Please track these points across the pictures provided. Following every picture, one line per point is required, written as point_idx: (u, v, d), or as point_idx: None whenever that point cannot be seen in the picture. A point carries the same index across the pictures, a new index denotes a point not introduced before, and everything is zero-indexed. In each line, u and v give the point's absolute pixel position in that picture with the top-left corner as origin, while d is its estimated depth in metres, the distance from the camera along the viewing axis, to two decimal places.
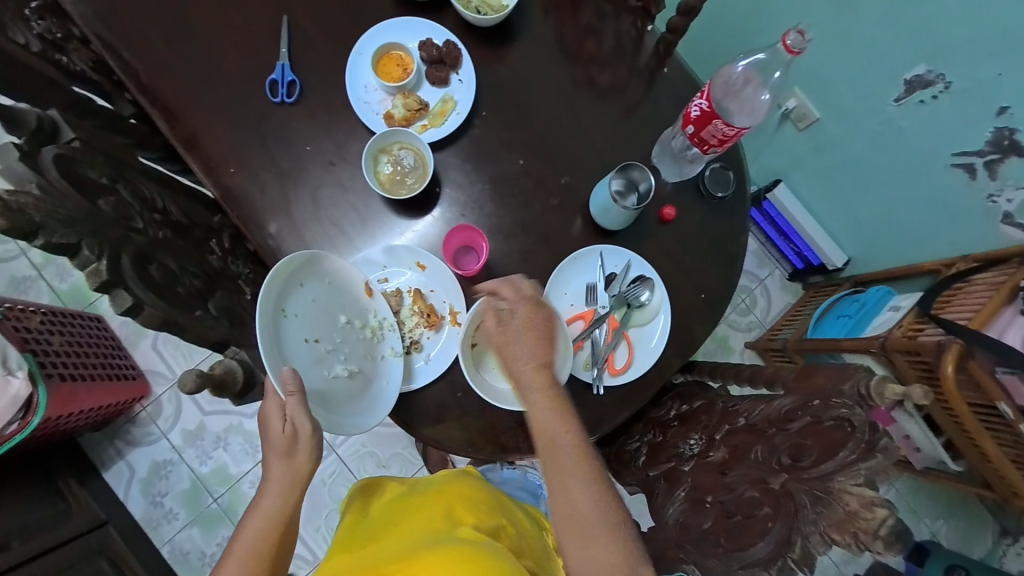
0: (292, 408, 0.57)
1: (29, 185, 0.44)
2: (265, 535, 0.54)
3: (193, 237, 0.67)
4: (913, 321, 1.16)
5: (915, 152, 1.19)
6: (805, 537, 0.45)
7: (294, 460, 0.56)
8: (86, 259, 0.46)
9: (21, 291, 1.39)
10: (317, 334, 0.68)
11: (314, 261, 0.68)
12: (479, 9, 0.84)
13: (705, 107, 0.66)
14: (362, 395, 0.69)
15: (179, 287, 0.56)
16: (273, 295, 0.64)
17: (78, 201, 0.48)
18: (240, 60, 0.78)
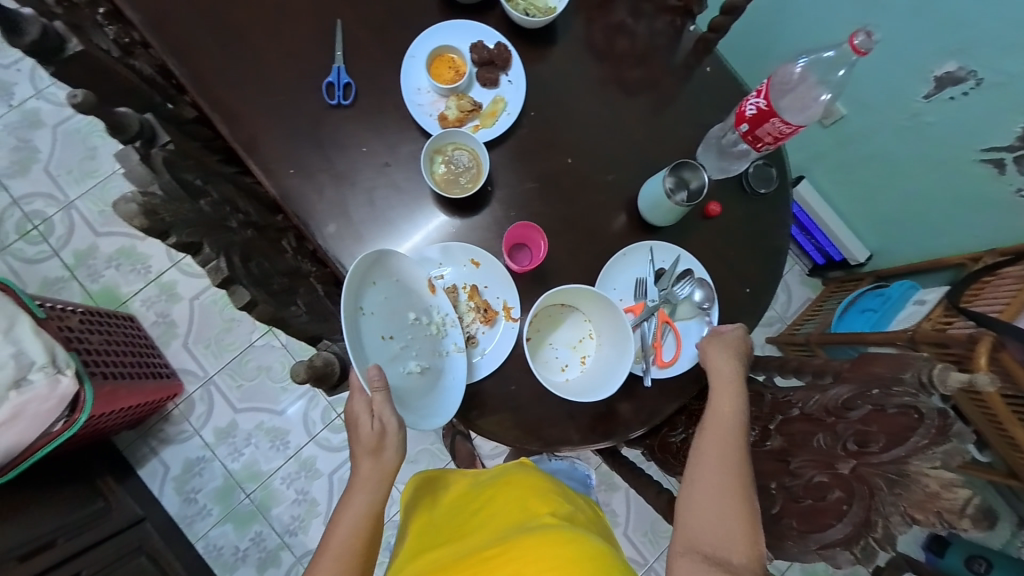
0: (378, 405, 0.62)
1: (150, 191, 0.46)
2: (354, 532, 0.58)
3: (265, 238, 0.71)
4: (942, 313, 1.18)
5: (943, 148, 1.20)
6: (885, 517, 0.50)
7: (382, 458, 0.62)
8: (207, 255, 0.49)
9: (53, 292, 1.37)
10: (391, 332, 0.70)
11: (384, 260, 0.69)
12: (526, 11, 0.86)
13: (763, 105, 0.71)
14: (433, 390, 0.72)
15: (270, 283, 0.59)
16: (352, 295, 0.67)
17: (185, 206, 0.50)
18: (298, 62, 0.80)
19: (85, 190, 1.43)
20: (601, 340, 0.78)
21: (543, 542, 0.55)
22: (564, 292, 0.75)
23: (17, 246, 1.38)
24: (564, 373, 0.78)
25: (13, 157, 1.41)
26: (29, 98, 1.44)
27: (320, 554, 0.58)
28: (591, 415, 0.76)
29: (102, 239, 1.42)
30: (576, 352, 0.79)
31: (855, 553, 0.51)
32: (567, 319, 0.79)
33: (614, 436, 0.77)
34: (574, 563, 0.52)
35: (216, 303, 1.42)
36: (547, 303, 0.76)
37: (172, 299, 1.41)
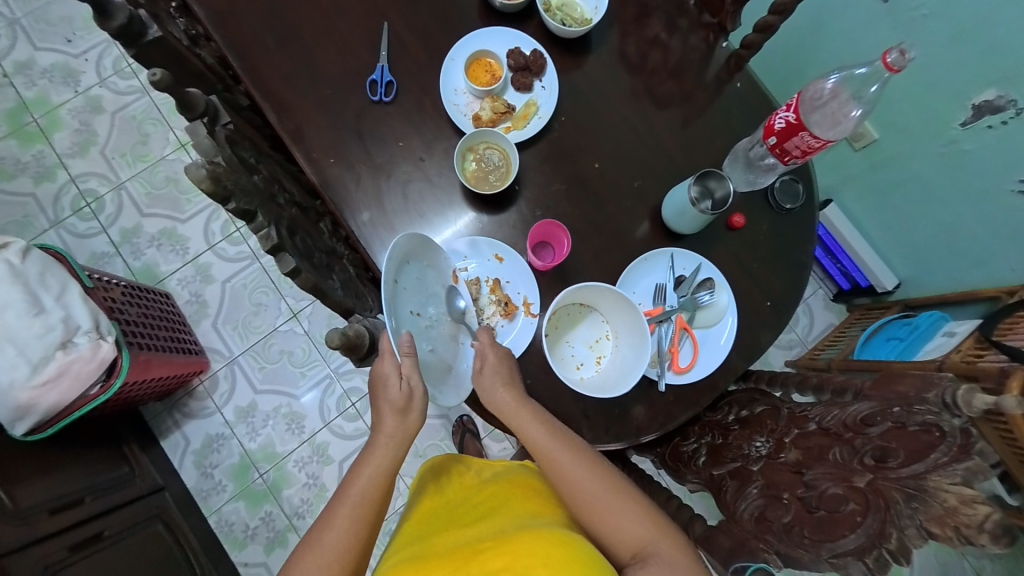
0: (410, 370, 0.64)
1: (215, 161, 0.51)
2: (371, 485, 0.63)
3: (308, 219, 0.75)
4: (973, 345, 1.15)
5: (980, 176, 1.18)
6: (901, 529, 0.49)
7: (407, 418, 0.65)
8: (260, 224, 0.53)
9: (100, 266, 1.46)
10: (418, 309, 0.70)
11: (422, 243, 0.71)
12: (563, 21, 0.90)
13: (792, 119, 0.72)
14: (447, 372, 0.73)
15: (314, 259, 0.62)
16: (392, 266, 0.65)
17: (241, 177, 0.54)
18: (344, 58, 0.85)
19: (136, 172, 1.52)
20: (618, 341, 0.79)
21: (543, 541, 0.55)
22: (585, 290, 0.76)
23: (71, 221, 1.48)
24: (578, 371, 0.80)
25: (74, 139, 1.52)
26: (93, 86, 1.55)
27: (337, 501, 0.62)
28: (604, 414, 0.77)
29: (146, 219, 1.50)
30: (592, 352, 0.80)
31: (868, 563, 0.51)
32: (587, 318, 0.81)
33: (626, 438, 0.77)
34: (571, 566, 0.52)
35: (246, 286, 1.48)
36: (565, 301, 0.77)
37: (206, 280, 1.48)
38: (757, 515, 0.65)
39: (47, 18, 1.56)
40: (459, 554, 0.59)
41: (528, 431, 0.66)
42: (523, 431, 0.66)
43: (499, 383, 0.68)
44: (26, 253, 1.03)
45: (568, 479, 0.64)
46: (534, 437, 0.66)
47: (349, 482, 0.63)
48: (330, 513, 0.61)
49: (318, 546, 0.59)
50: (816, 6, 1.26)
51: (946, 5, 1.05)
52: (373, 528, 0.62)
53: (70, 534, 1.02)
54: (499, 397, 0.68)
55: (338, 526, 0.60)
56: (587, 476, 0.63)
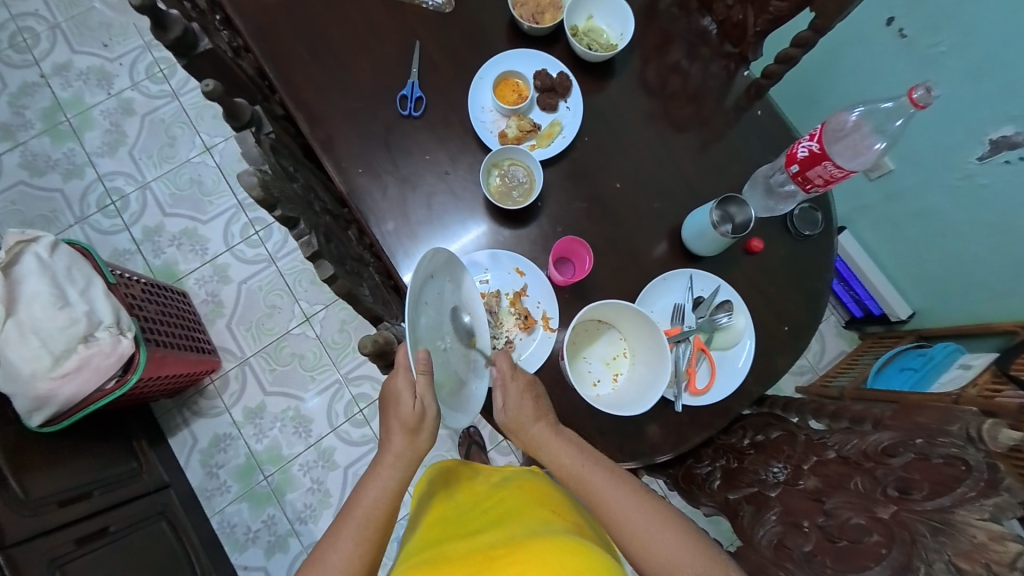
0: (425, 390, 0.61)
1: (262, 168, 0.52)
2: (377, 506, 0.62)
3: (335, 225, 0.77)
4: (989, 378, 1.15)
5: (998, 209, 1.19)
6: (927, 563, 0.46)
7: (417, 438, 0.64)
8: (302, 231, 0.55)
9: (121, 262, 1.49)
10: (439, 327, 0.67)
11: (445, 259, 0.68)
12: (588, 46, 0.93)
13: (815, 148, 0.73)
14: (461, 394, 0.70)
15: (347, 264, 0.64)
16: (421, 280, 0.64)
17: (281, 181, 0.56)
18: (378, 76, 0.90)
19: (162, 173, 1.56)
20: (635, 359, 0.80)
21: (555, 549, 0.55)
22: (604, 307, 0.77)
23: (95, 218, 1.51)
24: (595, 389, 0.79)
25: (104, 139, 1.57)
26: (126, 89, 1.60)
27: (343, 520, 0.61)
28: (618, 433, 0.77)
29: (168, 219, 1.53)
30: (609, 369, 0.80)
31: None
32: (605, 336, 0.81)
33: (640, 458, 0.77)
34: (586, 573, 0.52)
35: (262, 287, 1.50)
36: (584, 317, 0.78)
37: (223, 281, 1.50)
38: (774, 542, 0.63)
39: (87, 23, 1.62)
40: (469, 561, 0.58)
41: (554, 451, 0.66)
42: (555, 458, 0.65)
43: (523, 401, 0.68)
44: (54, 247, 1.05)
45: (595, 499, 0.62)
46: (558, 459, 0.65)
47: (353, 501, 0.63)
48: (334, 534, 0.60)
49: (324, 566, 0.58)
50: (832, 40, 1.30)
51: (963, 42, 1.08)
52: (377, 550, 0.61)
53: (75, 527, 1.02)
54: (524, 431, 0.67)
55: (344, 546, 0.59)
56: (614, 495, 0.62)
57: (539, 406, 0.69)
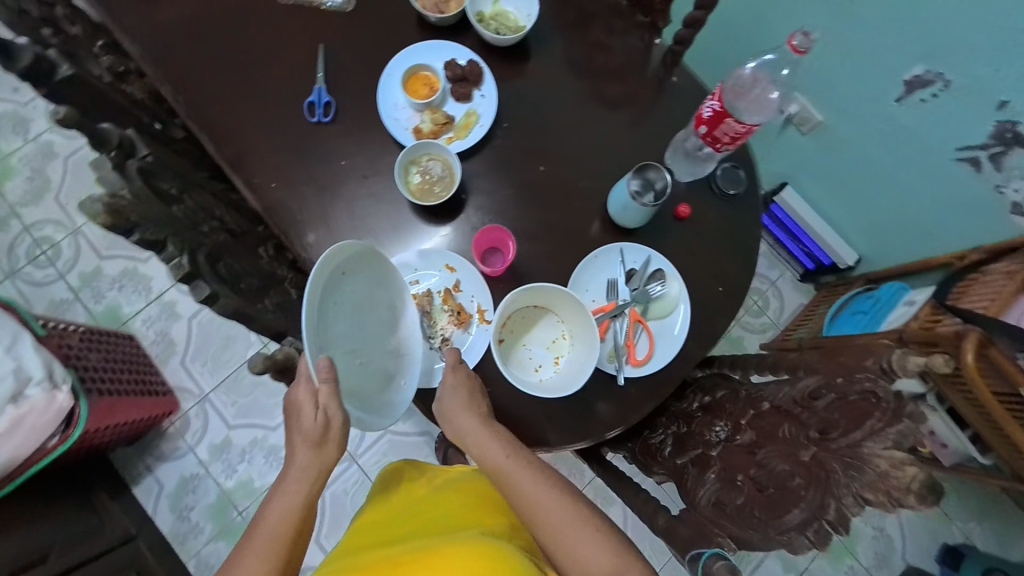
0: (328, 398, 0.60)
1: (120, 193, 0.48)
2: (285, 520, 0.60)
3: (245, 244, 0.74)
4: (929, 312, 1.20)
5: (922, 145, 1.23)
6: (839, 499, 0.47)
7: (325, 450, 0.63)
8: (171, 254, 0.53)
9: (60, 313, 1.42)
10: (352, 326, 0.67)
11: (359, 254, 0.67)
12: (497, 31, 0.92)
13: (717, 107, 0.74)
14: (384, 391, 0.70)
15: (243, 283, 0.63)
16: (326, 278, 0.62)
17: (156, 204, 0.52)
18: (285, 86, 0.87)
19: None
20: (574, 340, 0.79)
21: (470, 552, 0.53)
22: (536, 291, 0.77)
23: (26, 271, 1.44)
24: (538, 374, 0.79)
25: (27, 187, 1.49)
26: (43, 131, 1.52)
27: (249, 537, 0.59)
28: (568, 416, 0.77)
29: (106, 261, 1.47)
30: (550, 352, 0.80)
31: (809, 537, 0.48)
32: (543, 321, 0.81)
33: (591, 437, 0.77)
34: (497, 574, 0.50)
35: (214, 319, 1.45)
36: (518, 304, 0.78)
37: (172, 317, 1.45)
38: (715, 500, 0.63)
39: None
40: (382, 566, 0.57)
41: (490, 454, 0.66)
42: (487, 458, 0.66)
43: (465, 410, 0.69)
44: None
45: (532, 505, 0.62)
46: (498, 460, 0.65)
47: (260, 517, 0.60)
48: (241, 550, 0.58)
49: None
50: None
51: None
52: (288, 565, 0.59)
53: None
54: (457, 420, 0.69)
55: (248, 562, 0.57)
56: (551, 500, 0.61)
57: (480, 409, 0.69)
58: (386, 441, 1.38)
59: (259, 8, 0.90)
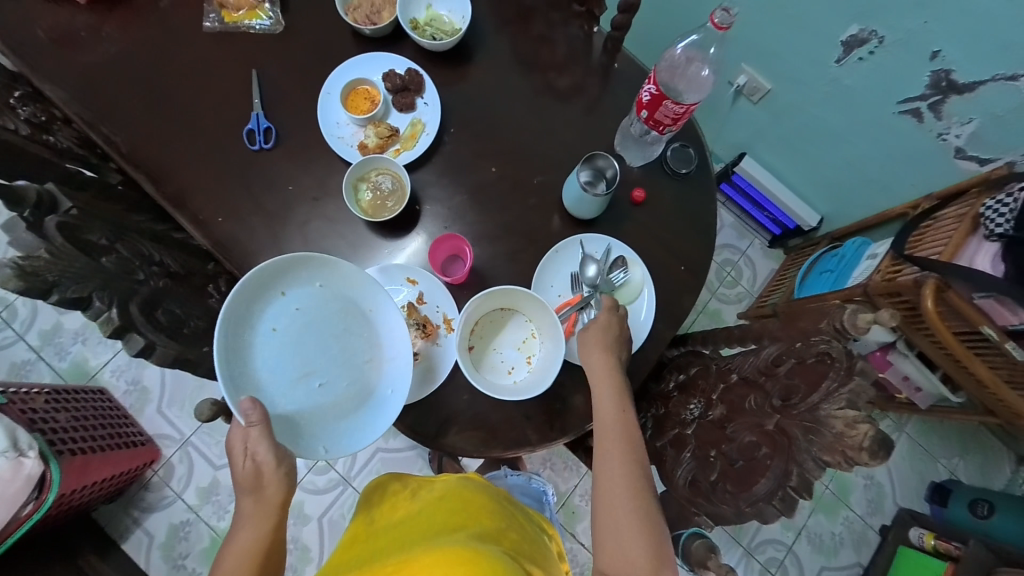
0: (255, 440, 0.61)
1: (34, 256, 0.47)
2: (246, 555, 0.60)
3: (193, 285, 0.72)
4: (889, 264, 1.23)
5: (866, 102, 1.26)
6: (801, 465, 0.48)
7: (263, 493, 0.61)
8: (98, 309, 0.50)
9: (23, 375, 1.35)
10: (298, 351, 0.72)
11: (285, 279, 0.72)
12: (434, 36, 0.91)
13: (654, 91, 0.75)
14: (352, 408, 0.72)
15: (184, 327, 0.62)
16: (251, 307, 0.70)
17: (84, 258, 0.51)
18: (221, 116, 0.85)
19: None
20: (544, 337, 0.79)
21: (441, 558, 0.54)
22: (500, 294, 0.77)
23: None
24: (511, 376, 0.79)
25: None
26: None
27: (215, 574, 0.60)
28: (546, 411, 0.78)
29: (65, 315, 1.41)
30: (522, 352, 0.80)
31: (775, 506, 0.50)
32: (511, 322, 0.81)
33: (573, 431, 0.78)
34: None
35: None
36: (483, 308, 0.78)
37: (142, 364, 1.40)
38: (691, 478, 0.64)
39: None
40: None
41: (605, 407, 0.69)
42: (602, 408, 0.70)
43: (601, 362, 0.72)
44: None
45: (608, 466, 0.65)
46: (608, 415, 0.69)
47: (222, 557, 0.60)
48: None
49: None
50: None
51: None
52: None
53: None
54: (601, 398, 0.70)
55: None
56: (626, 468, 0.65)
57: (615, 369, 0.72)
58: (380, 459, 1.37)
59: (186, 38, 0.88)
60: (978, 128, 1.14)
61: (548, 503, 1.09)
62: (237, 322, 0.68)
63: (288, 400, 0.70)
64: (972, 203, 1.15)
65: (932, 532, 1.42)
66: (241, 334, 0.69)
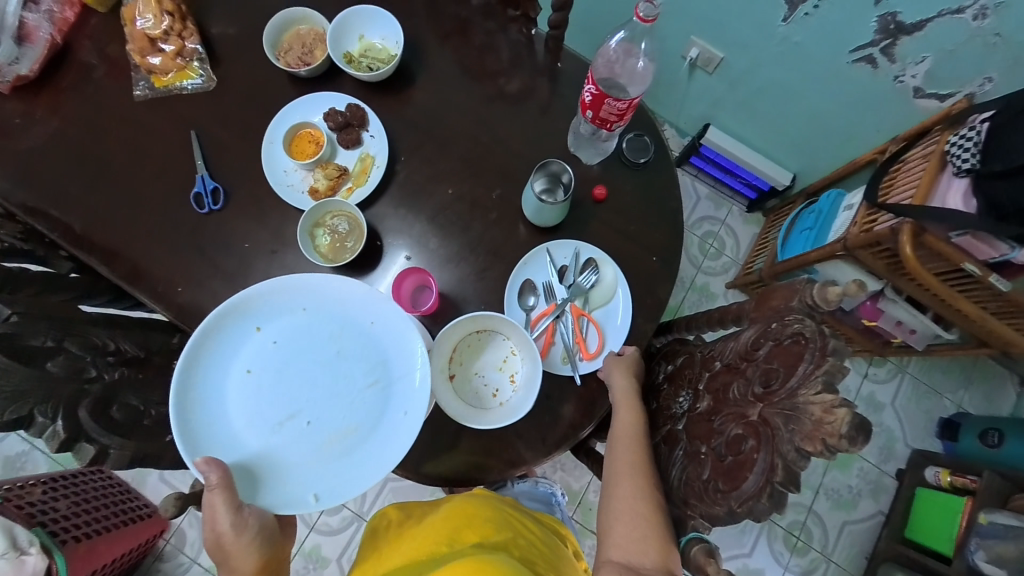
0: (216, 504, 0.59)
1: None
2: None
3: (153, 368, 0.70)
4: (865, 214, 1.22)
5: (819, 57, 1.24)
6: (784, 456, 0.47)
7: (234, 558, 0.60)
8: (41, 425, 0.51)
9: (19, 467, 1.34)
10: (279, 391, 0.72)
11: (256, 319, 0.72)
12: (370, 66, 0.90)
13: (594, 91, 0.73)
14: (349, 444, 0.72)
15: (143, 419, 0.62)
16: (223, 358, 0.70)
17: (26, 370, 0.50)
18: (165, 184, 0.83)
19: None
20: (523, 354, 0.79)
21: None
22: (473, 319, 0.77)
23: None
24: (496, 398, 0.78)
25: None
26: None
27: None
28: (536, 427, 0.78)
29: None
30: (504, 373, 0.79)
31: (765, 503, 0.48)
32: (489, 343, 0.80)
33: (565, 441, 0.78)
34: None
35: None
36: (456, 335, 0.77)
37: None
38: (685, 478, 0.63)
39: None
40: None
41: (621, 417, 0.71)
42: (619, 417, 0.71)
43: (621, 374, 0.75)
44: None
45: (618, 468, 0.66)
46: (624, 421, 0.70)
47: None
48: None
49: None
50: None
51: None
52: None
53: None
54: (619, 413, 0.72)
55: None
56: (632, 472, 0.65)
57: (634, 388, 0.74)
58: (390, 490, 1.37)
59: (119, 111, 0.85)
60: (932, 65, 1.14)
61: (558, 502, 1.07)
62: (207, 376, 0.69)
63: (273, 447, 0.70)
64: (938, 140, 1.12)
65: (947, 467, 1.39)
66: (215, 387, 0.70)
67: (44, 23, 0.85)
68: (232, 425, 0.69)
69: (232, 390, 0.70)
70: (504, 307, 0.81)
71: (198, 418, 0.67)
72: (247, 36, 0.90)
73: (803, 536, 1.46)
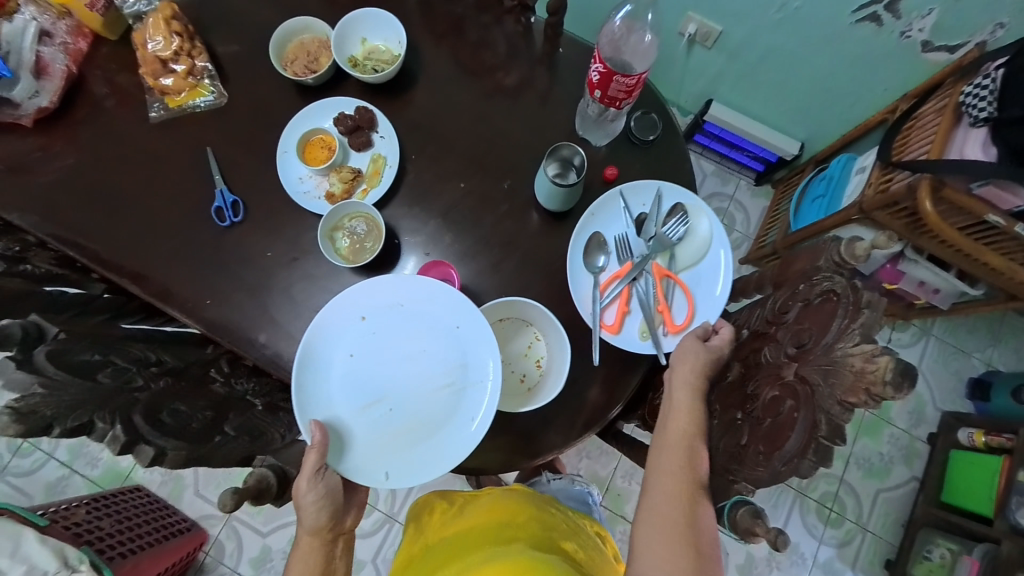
0: (308, 461, 0.65)
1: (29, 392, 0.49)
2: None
3: (191, 378, 0.73)
4: (879, 174, 1.20)
5: (821, 21, 1.22)
6: (828, 412, 0.47)
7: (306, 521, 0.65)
8: (102, 430, 0.52)
9: (58, 493, 1.37)
10: (371, 376, 0.73)
11: (363, 304, 0.74)
12: (375, 69, 0.90)
13: (602, 68, 0.73)
14: (425, 434, 0.72)
15: (189, 424, 0.64)
16: (332, 338, 0.72)
17: (79, 385, 0.53)
18: (184, 202, 0.85)
19: None
20: (547, 338, 0.80)
21: None
22: (495, 307, 0.78)
23: (13, 464, 1.38)
24: (523, 384, 0.79)
25: None
26: None
27: None
28: (564, 411, 0.79)
29: None
30: (529, 359, 0.80)
31: (812, 459, 0.47)
32: (511, 332, 0.81)
33: (594, 422, 0.79)
34: None
35: None
36: None
37: None
38: (720, 445, 0.63)
39: None
40: None
41: (677, 404, 0.64)
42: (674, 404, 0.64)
43: (688, 362, 0.65)
44: None
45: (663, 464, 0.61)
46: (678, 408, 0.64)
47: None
48: None
49: None
50: None
51: None
52: None
53: None
54: (674, 396, 0.64)
55: None
56: (677, 467, 0.60)
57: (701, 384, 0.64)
58: (420, 489, 1.38)
59: (135, 135, 0.87)
60: (939, 17, 1.12)
61: (594, 502, 1.03)
62: (315, 353, 0.71)
63: (358, 424, 0.71)
64: (950, 93, 1.10)
65: (981, 427, 1.37)
66: (321, 364, 0.72)
67: (58, 56, 0.86)
68: (329, 400, 0.71)
69: (335, 367, 0.72)
70: (567, 273, 0.81)
71: (305, 389, 0.69)
72: (252, 51, 0.91)
73: (837, 507, 1.45)
